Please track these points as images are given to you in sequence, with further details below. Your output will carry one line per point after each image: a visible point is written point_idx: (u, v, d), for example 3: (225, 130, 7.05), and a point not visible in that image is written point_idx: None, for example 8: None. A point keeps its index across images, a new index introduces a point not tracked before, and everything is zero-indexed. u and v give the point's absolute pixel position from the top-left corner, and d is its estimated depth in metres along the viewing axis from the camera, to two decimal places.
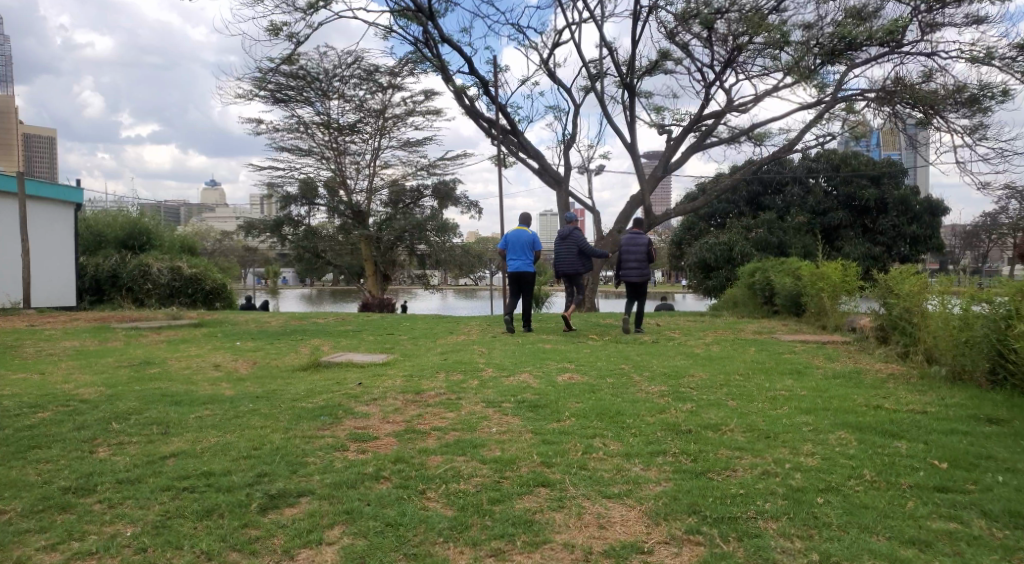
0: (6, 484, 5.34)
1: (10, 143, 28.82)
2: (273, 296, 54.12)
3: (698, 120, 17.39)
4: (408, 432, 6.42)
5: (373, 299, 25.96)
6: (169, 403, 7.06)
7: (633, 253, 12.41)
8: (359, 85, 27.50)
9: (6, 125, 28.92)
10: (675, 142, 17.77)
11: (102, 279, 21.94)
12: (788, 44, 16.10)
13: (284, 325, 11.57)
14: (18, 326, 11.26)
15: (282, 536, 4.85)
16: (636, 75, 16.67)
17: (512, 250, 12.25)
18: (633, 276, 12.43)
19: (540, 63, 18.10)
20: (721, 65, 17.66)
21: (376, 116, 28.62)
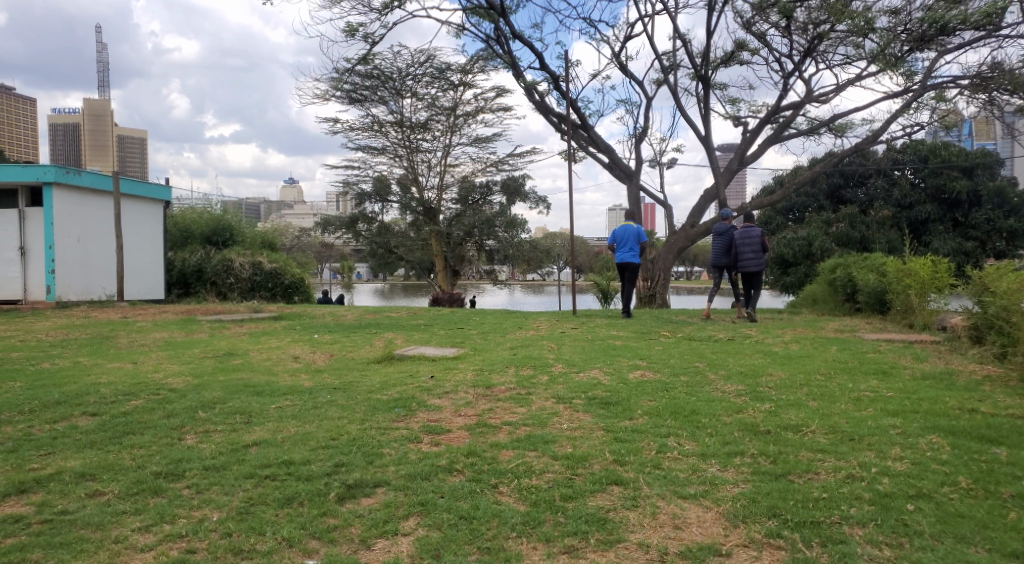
0: (105, 466, 5.66)
1: (105, 144, 30.50)
2: (348, 290, 55.39)
3: (775, 112, 16.84)
4: (479, 425, 6.46)
5: (443, 294, 26.21)
6: (251, 393, 7.31)
7: (748, 245, 12.30)
8: (431, 83, 27.79)
9: (102, 127, 30.65)
10: (750, 134, 17.26)
11: (188, 273, 23.06)
12: (873, 31, 15.47)
13: (359, 318, 11.85)
14: (113, 317, 11.90)
15: (359, 525, 4.97)
16: (711, 67, 16.27)
17: (621, 243, 12.60)
18: (748, 267, 12.29)
19: (612, 57, 17.85)
20: (800, 55, 17.06)
21: (447, 113, 28.90)
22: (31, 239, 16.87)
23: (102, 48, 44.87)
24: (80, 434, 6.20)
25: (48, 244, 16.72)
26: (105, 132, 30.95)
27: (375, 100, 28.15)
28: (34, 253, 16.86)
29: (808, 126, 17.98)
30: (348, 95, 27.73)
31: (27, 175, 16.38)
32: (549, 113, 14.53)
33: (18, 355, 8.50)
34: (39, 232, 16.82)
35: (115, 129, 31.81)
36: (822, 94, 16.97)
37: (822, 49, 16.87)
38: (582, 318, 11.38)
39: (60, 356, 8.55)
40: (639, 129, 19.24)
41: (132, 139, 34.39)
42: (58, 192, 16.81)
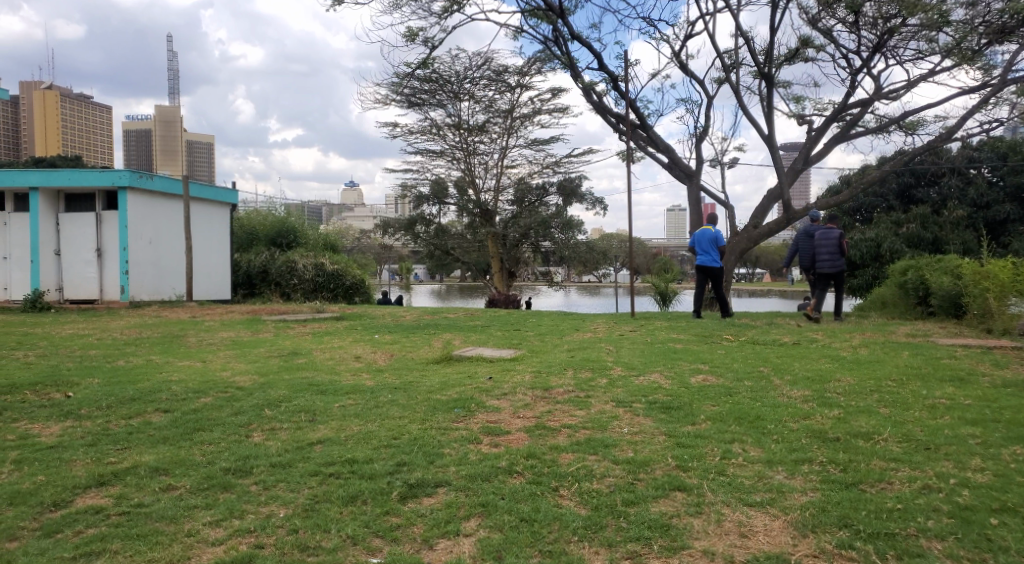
0: (177, 462, 5.84)
1: (176, 149, 31.76)
2: (405, 291, 56.10)
3: (842, 109, 16.36)
4: (538, 428, 6.44)
5: (499, 296, 26.24)
6: (315, 392, 7.45)
7: (825, 247, 12.04)
8: (488, 86, 27.90)
9: (172, 133, 31.91)
10: (816, 133, 16.82)
11: (253, 274, 23.66)
12: (949, 24, 14.91)
13: (418, 319, 11.96)
14: (184, 316, 12.30)
15: (421, 524, 5.01)
16: (775, 64, 15.91)
17: (700, 248, 12.70)
18: (824, 269, 12.07)
19: (672, 56, 17.63)
20: (868, 50, 16.56)
21: (504, 115, 29.00)
22: (107, 241, 17.57)
23: (172, 55, 46.63)
24: (154, 429, 6.41)
25: (123, 246, 17.38)
26: (174, 140, 32.15)
27: (433, 103, 28.43)
28: (109, 255, 17.55)
29: (877, 123, 17.42)
30: (408, 99, 28.08)
31: (104, 179, 17.05)
32: (609, 115, 14.42)
33: (97, 352, 8.86)
34: (115, 235, 17.50)
35: (184, 135, 33.02)
36: (892, 90, 16.41)
37: (893, 44, 16.33)
38: (641, 320, 11.28)
39: (135, 354, 8.87)
40: (700, 129, 18.95)
41: (198, 144, 35.55)
42: (132, 197, 17.47)
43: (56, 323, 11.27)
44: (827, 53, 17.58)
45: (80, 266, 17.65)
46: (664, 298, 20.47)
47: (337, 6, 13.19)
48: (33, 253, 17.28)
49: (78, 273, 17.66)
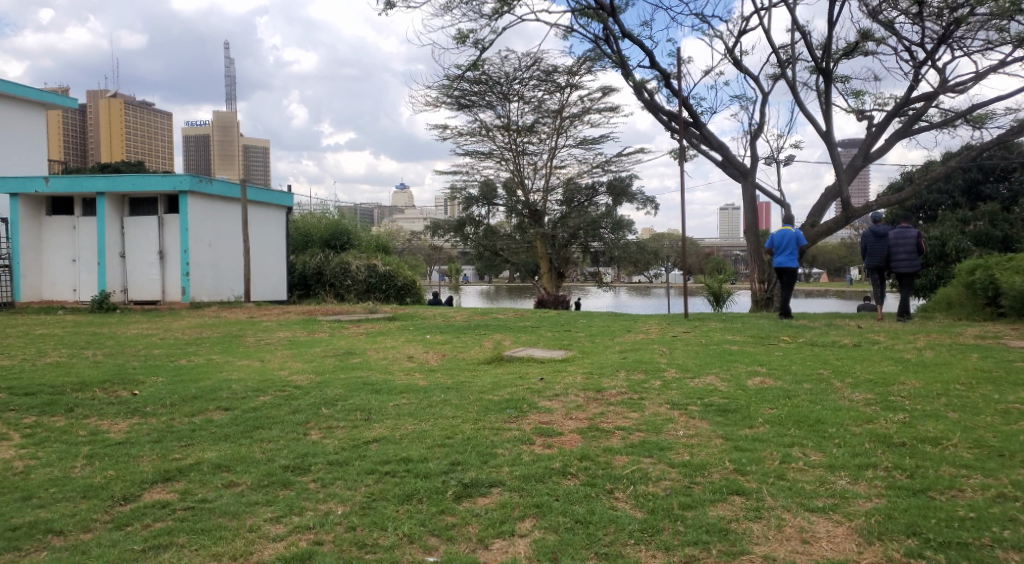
0: (238, 458, 5.98)
1: (233, 154, 33.16)
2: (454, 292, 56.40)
3: (905, 103, 15.87)
4: (591, 429, 6.41)
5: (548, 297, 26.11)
6: (370, 391, 7.54)
7: (902, 247, 11.88)
8: (537, 86, 27.89)
9: (229, 138, 33.27)
10: (877, 128, 16.34)
11: (308, 275, 24.28)
12: (1020, 12, 14.34)
13: (468, 319, 12.02)
14: (243, 316, 12.60)
15: (476, 524, 5.03)
16: (834, 59, 15.52)
17: (780, 248, 12.55)
18: (901, 269, 11.91)
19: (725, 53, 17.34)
20: (933, 42, 16.03)
21: (554, 116, 28.95)
22: (169, 244, 18.11)
23: (227, 62, 47.93)
24: (216, 427, 6.58)
25: (183, 249, 17.90)
26: (232, 144, 33.40)
27: (483, 105, 28.56)
28: (171, 258, 18.09)
29: (942, 118, 16.85)
30: (458, 101, 28.27)
31: (166, 184, 17.56)
32: (660, 114, 14.27)
33: (161, 351, 9.15)
34: (176, 237, 18.04)
35: (241, 140, 34.24)
36: (958, 83, 15.84)
37: (959, 35, 15.76)
38: (695, 321, 11.12)
39: (196, 353, 9.13)
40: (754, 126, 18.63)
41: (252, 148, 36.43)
42: (192, 201, 17.95)
43: (122, 323, 11.68)
44: (888, 45, 17.06)
45: (144, 268, 18.25)
46: (717, 298, 20.18)
47: (389, 10, 13.33)
48: (99, 255, 17.92)
49: (141, 275, 18.24)
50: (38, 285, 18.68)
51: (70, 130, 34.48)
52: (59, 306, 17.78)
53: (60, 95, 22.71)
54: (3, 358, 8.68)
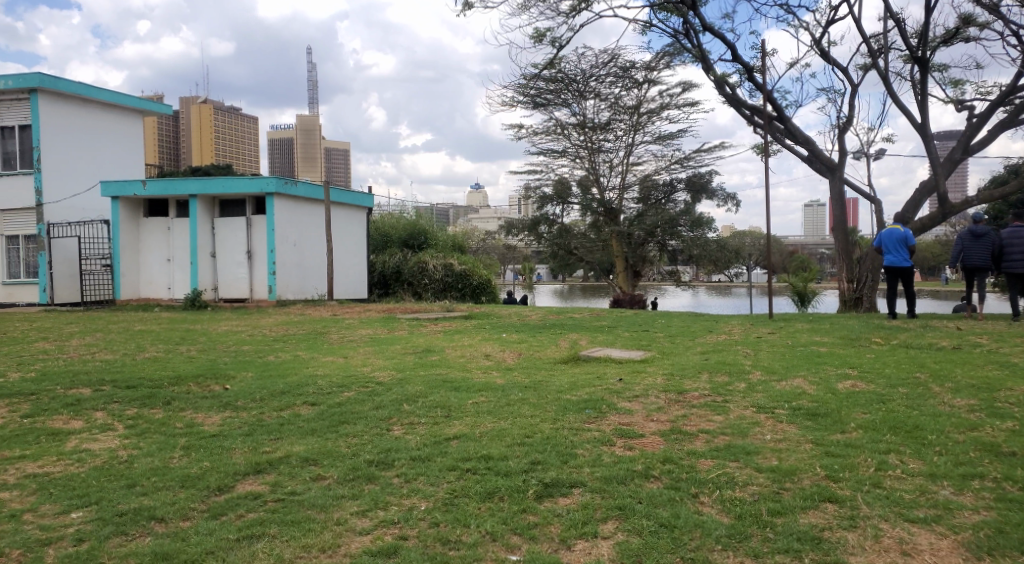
0: (324, 453, 6.14)
1: (315, 156, 34.42)
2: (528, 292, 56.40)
3: (1011, 91, 14.96)
4: (674, 432, 6.29)
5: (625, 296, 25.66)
6: (449, 388, 7.62)
7: (1016, 246, 11.41)
8: (614, 82, 27.60)
9: (311, 140, 34.55)
10: (978, 119, 15.47)
11: (387, 274, 24.82)
12: None
13: (544, 318, 12.04)
14: (325, 314, 12.97)
15: (558, 524, 5.01)
16: (931, 47, 14.78)
17: (886, 248, 12.41)
18: (1016, 269, 11.45)
19: (813, 44, 16.76)
20: None
21: (631, 112, 28.60)
22: (256, 244, 18.77)
23: (308, 68, 49.43)
24: (302, 421, 6.77)
25: (270, 248, 18.53)
26: (314, 146, 34.64)
27: (559, 103, 28.51)
28: (258, 257, 18.74)
29: None
30: (533, 100, 28.30)
31: (254, 186, 18.22)
32: (744, 109, 13.91)
33: (249, 348, 9.48)
34: (264, 237, 18.69)
35: (322, 143, 35.45)
36: None
37: None
38: (780, 322, 10.77)
39: (282, 349, 9.43)
40: (843, 119, 17.96)
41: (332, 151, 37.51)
42: (278, 202, 18.58)
43: (213, 321, 12.14)
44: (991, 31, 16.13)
45: (232, 267, 18.97)
46: (801, 297, 19.55)
47: (468, 11, 13.41)
48: (192, 255, 18.75)
49: (229, 274, 18.94)
50: (136, 283, 19.78)
51: (164, 136, 36.41)
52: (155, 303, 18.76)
53: (155, 102, 23.91)
54: (106, 353, 9.17)
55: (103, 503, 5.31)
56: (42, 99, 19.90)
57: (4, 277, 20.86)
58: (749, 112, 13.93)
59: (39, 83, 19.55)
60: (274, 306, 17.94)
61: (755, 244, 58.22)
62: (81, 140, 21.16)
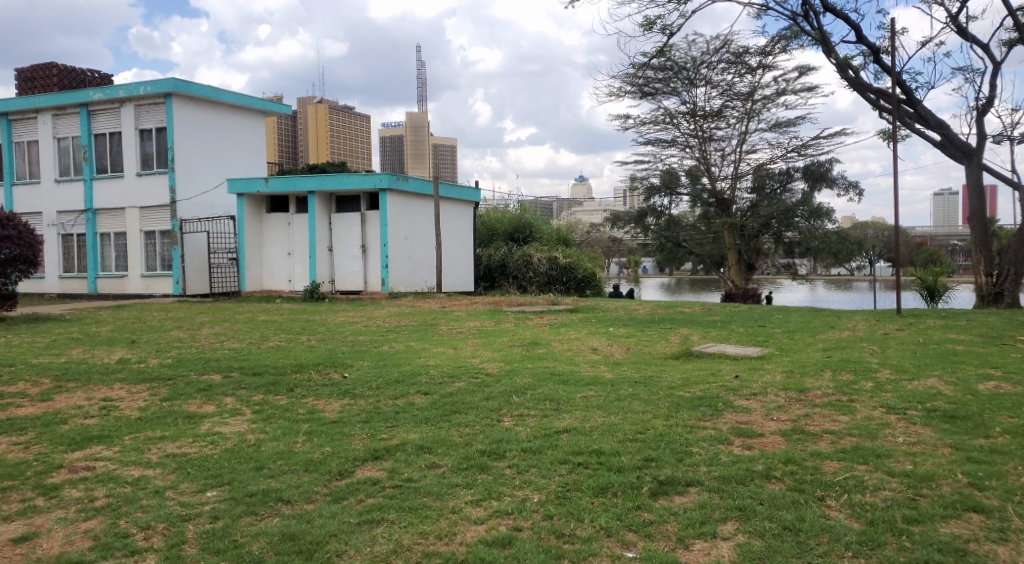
0: (438, 441, 6.27)
1: (424, 153, 35.20)
2: (634, 284, 55.54)
3: None
4: (795, 432, 6.03)
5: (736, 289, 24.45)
6: (558, 382, 7.60)
7: None
8: (727, 69, 26.75)
9: (420, 137, 35.38)
10: None
11: (493, 268, 25.23)
12: None
13: (652, 312, 11.85)
14: (434, 306, 13.26)
15: (675, 523, 4.89)
16: None
17: None
18: None
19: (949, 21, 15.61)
20: None
21: (744, 98, 27.65)
22: (371, 238, 19.47)
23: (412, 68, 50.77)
24: (416, 410, 6.95)
25: (383, 242, 19.14)
26: (423, 142, 35.46)
27: (668, 92, 27.96)
28: (372, 251, 19.44)
29: None
30: (641, 89, 27.84)
31: (367, 183, 18.83)
32: (870, 94, 13.16)
33: (364, 338, 9.81)
34: (378, 232, 19.32)
35: (431, 140, 36.29)
36: None
37: None
38: (909, 319, 10.13)
39: (395, 340, 9.70)
40: (984, 100, 16.66)
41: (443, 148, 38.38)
42: (391, 197, 19.17)
43: (330, 312, 12.64)
44: None
45: (348, 260, 19.75)
46: (932, 289, 18.35)
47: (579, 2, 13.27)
48: (311, 250, 19.67)
49: (346, 267, 19.77)
50: (259, 276, 21.04)
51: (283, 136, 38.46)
52: (278, 294, 19.81)
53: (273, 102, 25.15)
54: (234, 341, 9.73)
55: (235, 484, 5.61)
56: (176, 103, 21.31)
57: (142, 270, 22.51)
58: (876, 98, 13.22)
59: (173, 88, 20.90)
60: (386, 298, 18.51)
61: (877, 236, 54.55)
62: (210, 141, 22.51)
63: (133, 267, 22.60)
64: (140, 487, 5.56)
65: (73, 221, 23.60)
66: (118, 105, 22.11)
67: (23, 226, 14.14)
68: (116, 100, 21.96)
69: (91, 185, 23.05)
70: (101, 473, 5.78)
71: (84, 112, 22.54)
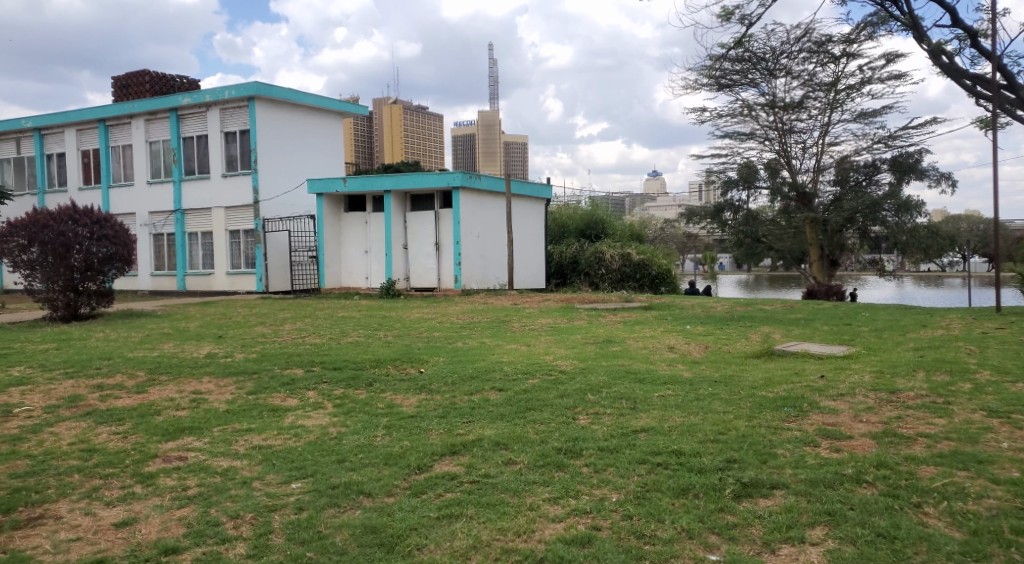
0: (514, 438, 6.28)
1: (494, 151, 35.32)
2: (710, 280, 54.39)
3: None
4: (887, 434, 5.78)
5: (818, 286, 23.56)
6: (634, 380, 7.51)
7: None
8: (808, 59, 25.90)
9: (491, 136, 35.56)
10: None
11: (564, 265, 25.23)
12: None
13: (730, 310, 11.60)
14: (507, 303, 13.34)
15: (760, 526, 4.74)
16: None
17: None
18: None
19: None
20: None
21: (827, 88, 26.71)
22: (444, 236, 19.72)
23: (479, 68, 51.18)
24: (492, 406, 6.98)
25: (456, 240, 19.34)
26: (494, 142, 35.57)
27: (746, 83, 27.30)
28: (445, 249, 19.69)
29: None
30: (718, 81, 27.25)
31: (441, 181, 19.05)
32: (965, 81, 12.47)
33: (439, 334, 9.93)
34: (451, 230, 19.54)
35: (502, 137, 36.36)
36: None
37: None
38: (1009, 317, 9.56)
39: (469, 336, 9.79)
40: None
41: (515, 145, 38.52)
42: (464, 195, 19.36)
43: (406, 308, 12.87)
44: None
45: (422, 258, 20.05)
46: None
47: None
48: (386, 248, 20.07)
49: (421, 265, 20.08)
50: (338, 274, 21.61)
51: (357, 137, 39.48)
52: (355, 291, 20.26)
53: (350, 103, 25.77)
54: (315, 336, 10.01)
55: (317, 476, 5.75)
56: (257, 106, 22.06)
57: (227, 267, 23.42)
58: (973, 83, 12.63)
59: (255, 92, 21.66)
60: (460, 295, 18.71)
61: (971, 230, 51.62)
62: (290, 142, 23.20)
63: (217, 265, 23.59)
64: (229, 477, 5.76)
65: (162, 221, 24.76)
66: (204, 110, 23.09)
67: (119, 226, 14.86)
68: (204, 104, 22.93)
69: (179, 187, 24.10)
70: (193, 463, 6.02)
71: (174, 116, 23.58)
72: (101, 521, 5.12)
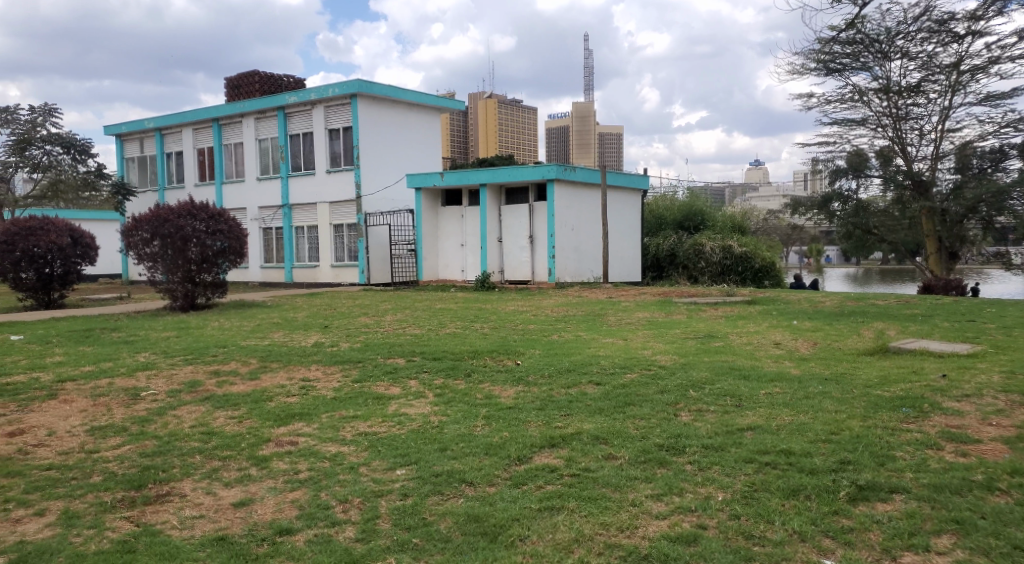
0: (615, 432, 6.22)
1: (589, 142, 35.32)
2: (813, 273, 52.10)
3: None
4: (1021, 440, 5.39)
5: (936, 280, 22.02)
6: (739, 376, 7.32)
7: None
8: (926, 39, 24.42)
9: (586, 127, 35.57)
10: None
11: (661, 258, 25.02)
12: None
13: (840, 305, 11.10)
14: (602, 296, 13.23)
15: (879, 532, 4.51)
16: None
17: None
18: None
19: None
20: None
21: (949, 70, 25.09)
22: (538, 229, 19.75)
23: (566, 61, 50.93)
24: (590, 400, 6.94)
25: (550, 233, 19.34)
26: (589, 132, 35.64)
27: (857, 67, 26.03)
28: (539, 242, 19.73)
29: None
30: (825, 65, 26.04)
31: (536, 174, 19.11)
32: None
33: (534, 327, 9.96)
34: (546, 223, 19.55)
35: (597, 129, 36.25)
36: None
37: None
38: None
39: (565, 329, 9.76)
40: None
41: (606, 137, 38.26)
42: (560, 187, 19.34)
43: (501, 301, 12.95)
44: None
45: (516, 251, 20.21)
46: None
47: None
48: (482, 241, 20.33)
49: (515, 258, 20.26)
50: (435, 266, 22.00)
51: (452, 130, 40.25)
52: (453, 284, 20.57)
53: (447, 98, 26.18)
54: (414, 327, 10.23)
55: (421, 464, 5.87)
56: (361, 102, 22.74)
57: (332, 260, 24.24)
58: None
59: (358, 89, 22.32)
60: (555, 287, 18.69)
61: None
62: (390, 138, 23.78)
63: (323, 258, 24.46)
64: (337, 463, 5.97)
65: (272, 215, 25.89)
66: (311, 107, 23.96)
67: (231, 220, 15.61)
68: (309, 102, 23.81)
69: (286, 182, 25.13)
70: (302, 448, 6.26)
71: (282, 115, 24.61)
72: (220, 501, 5.40)
